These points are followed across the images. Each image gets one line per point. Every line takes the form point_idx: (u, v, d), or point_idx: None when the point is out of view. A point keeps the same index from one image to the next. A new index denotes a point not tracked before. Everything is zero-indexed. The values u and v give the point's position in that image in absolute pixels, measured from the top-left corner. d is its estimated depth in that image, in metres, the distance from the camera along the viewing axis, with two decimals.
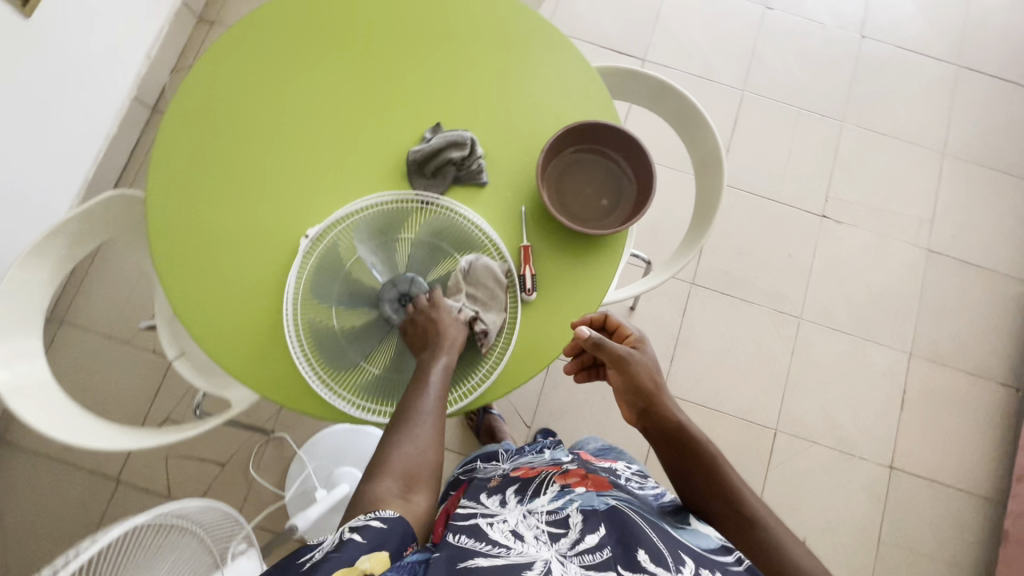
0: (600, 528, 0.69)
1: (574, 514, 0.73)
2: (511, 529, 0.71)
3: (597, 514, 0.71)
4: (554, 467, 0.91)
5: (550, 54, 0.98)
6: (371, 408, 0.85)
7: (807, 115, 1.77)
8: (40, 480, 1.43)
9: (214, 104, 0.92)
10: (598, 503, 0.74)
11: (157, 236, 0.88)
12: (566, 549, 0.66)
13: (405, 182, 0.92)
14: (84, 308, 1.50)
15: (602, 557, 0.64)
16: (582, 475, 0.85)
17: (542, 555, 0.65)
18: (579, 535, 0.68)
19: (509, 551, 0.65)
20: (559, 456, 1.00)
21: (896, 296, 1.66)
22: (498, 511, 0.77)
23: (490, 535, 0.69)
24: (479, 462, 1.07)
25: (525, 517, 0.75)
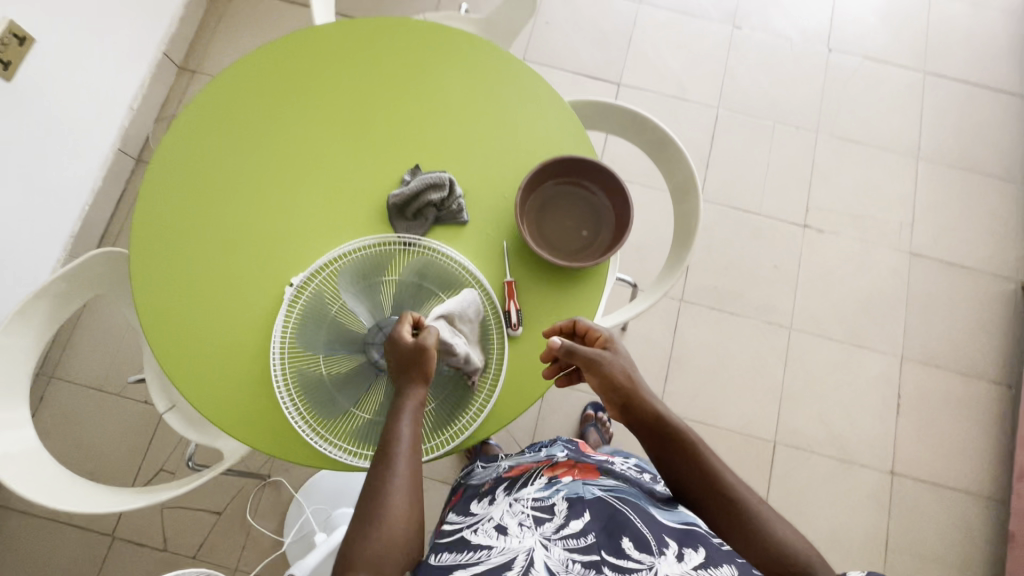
0: (585, 514, 0.70)
1: (560, 501, 0.74)
2: (495, 524, 0.71)
3: (582, 501, 0.73)
4: (544, 461, 0.90)
5: (523, 94, 1.00)
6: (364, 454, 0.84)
7: (782, 128, 1.81)
8: (33, 540, 1.41)
9: (192, 166, 0.93)
10: (584, 491, 0.76)
11: (143, 301, 0.88)
12: (550, 533, 0.67)
13: (387, 225, 0.94)
14: (73, 363, 1.49)
15: (585, 542, 0.66)
16: (570, 464, 0.85)
17: (525, 545, 0.66)
18: (563, 520, 0.70)
19: (491, 552, 0.65)
20: (555, 451, 0.97)
21: (884, 301, 1.68)
22: (484, 511, 0.77)
23: (474, 540, 0.69)
24: (479, 465, 1.02)
25: (511, 506, 0.75)
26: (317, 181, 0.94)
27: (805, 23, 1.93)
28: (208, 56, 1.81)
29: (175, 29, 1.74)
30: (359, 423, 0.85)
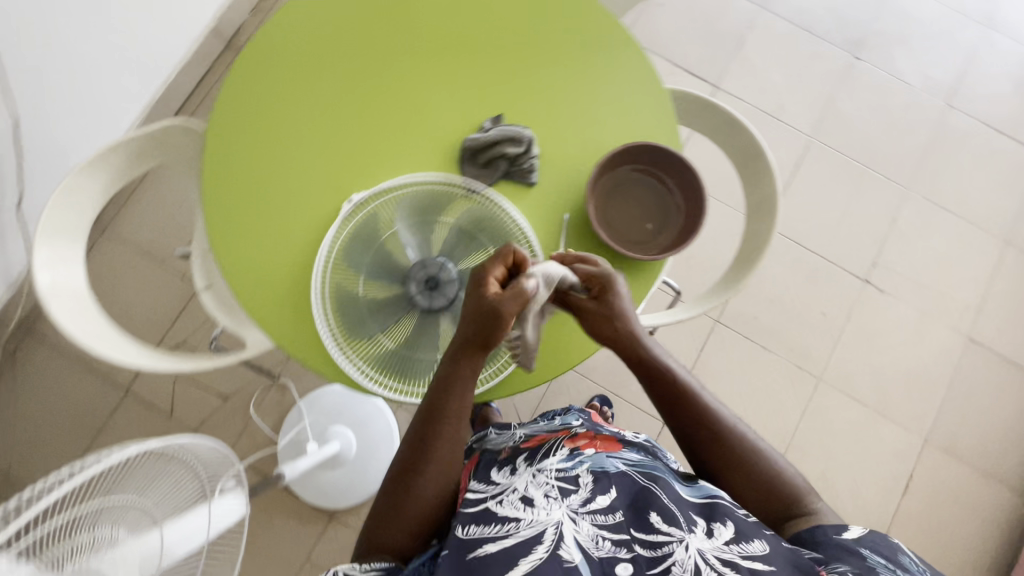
0: (611, 490, 0.71)
1: (584, 473, 0.74)
2: (520, 496, 0.70)
3: (607, 477, 0.74)
4: (563, 432, 0.87)
5: (621, 70, 0.97)
6: (382, 381, 0.85)
7: (872, 175, 1.71)
8: (56, 375, 1.50)
9: (282, 69, 0.93)
10: (608, 465, 0.76)
11: (211, 185, 0.89)
12: (577, 506, 0.68)
13: (455, 166, 0.92)
14: (126, 222, 1.55)
15: (614, 520, 0.67)
16: (592, 436, 0.84)
17: (554, 516, 0.66)
18: (590, 495, 0.70)
19: (520, 525, 0.65)
20: (569, 421, 0.95)
21: (924, 378, 1.61)
22: (506, 481, 0.76)
23: (500, 511, 0.69)
24: (492, 430, 1.04)
25: (535, 476, 0.74)
26: (400, 105, 0.93)
27: (928, 71, 1.80)
28: None
29: None
30: (382, 350, 0.86)
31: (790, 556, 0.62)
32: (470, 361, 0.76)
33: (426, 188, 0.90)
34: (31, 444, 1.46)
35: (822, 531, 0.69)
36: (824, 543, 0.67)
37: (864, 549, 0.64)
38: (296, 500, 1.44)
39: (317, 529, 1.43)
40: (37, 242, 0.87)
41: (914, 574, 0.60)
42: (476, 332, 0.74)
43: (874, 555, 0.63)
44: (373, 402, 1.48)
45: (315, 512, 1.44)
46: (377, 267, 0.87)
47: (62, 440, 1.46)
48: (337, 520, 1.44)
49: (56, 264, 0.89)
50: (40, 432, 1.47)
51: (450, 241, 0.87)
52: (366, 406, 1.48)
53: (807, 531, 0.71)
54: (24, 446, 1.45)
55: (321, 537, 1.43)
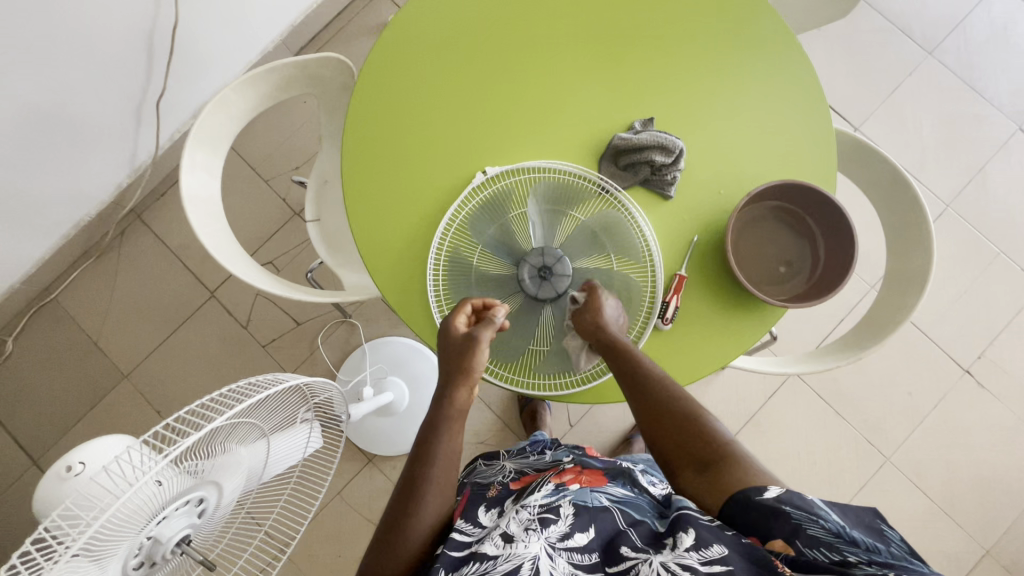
0: (591, 528, 0.66)
1: (566, 505, 0.69)
2: (500, 532, 0.65)
3: (589, 512, 0.68)
4: (551, 470, 0.83)
5: (790, 100, 0.91)
6: None
7: (1006, 260, 1.57)
8: (152, 262, 1.59)
9: (445, 28, 0.92)
10: (591, 500, 0.71)
11: (352, 130, 0.90)
12: (555, 540, 0.63)
13: (595, 163, 0.90)
14: (245, 135, 1.61)
15: (590, 560, 0.63)
16: (577, 470, 0.79)
17: (530, 551, 0.61)
18: (568, 529, 0.65)
19: (495, 562, 0.60)
20: (560, 456, 0.91)
21: (1001, 490, 1.49)
22: (492, 525, 0.70)
23: (480, 551, 0.63)
24: (480, 461, 0.97)
25: (516, 512, 0.68)
26: (551, 86, 0.90)
27: None
28: None
29: None
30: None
31: (751, 552, 0.56)
32: (458, 393, 0.74)
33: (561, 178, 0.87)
34: (121, 320, 1.57)
35: (744, 495, 0.61)
36: (748, 509, 0.60)
37: (785, 506, 0.58)
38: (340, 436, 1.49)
39: (352, 467, 1.48)
40: (187, 142, 0.90)
41: (832, 526, 0.55)
42: (459, 364, 0.74)
43: (796, 512, 0.57)
44: (432, 363, 1.51)
45: (355, 451, 1.49)
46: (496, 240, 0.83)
47: (147, 323, 1.57)
48: (373, 464, 1.49)
49: (196, 167, 0.93)
50: (130, 311, 1.57)
51: (580, 239, 0.82)
52: (424, 365, 1.50)
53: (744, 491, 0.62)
54: (115, 320, 1.56)
55: (354, 477, 1.48)
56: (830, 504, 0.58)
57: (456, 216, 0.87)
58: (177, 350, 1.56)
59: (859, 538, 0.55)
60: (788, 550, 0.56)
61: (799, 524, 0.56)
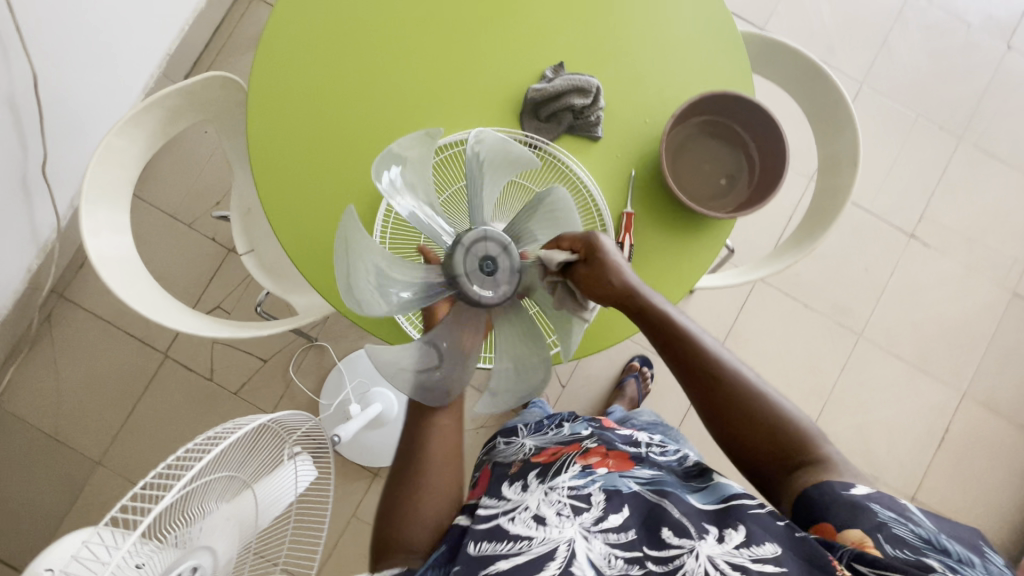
0: (624, 509, 0.68)
1: (596, 491, 0.70)
2: (532, 514, 0.67)
3: (620, 495, 0.70)
4: (573, 447, 0.85)
5: (692, 13, 0.89)
6: None
7: (924, 123, 1.63)
8: (92, 339, 1.49)
9: (325, 16, 0.86)
10: (621, 484, 0.72)
11: (258, 148, 0.84)
12: (589, 524, 0.65)
13: (516, 122, 0.87)
14: (150, 182, 1.50)
15: (626, 538, 0.64)
16: (604, 453, 0.81)
17: (565, 535, 0.63)
18: (602, 513, 0.67)
19: (531, 543, 0.63)
20: (579, 430, 0.94)
21: (965, 334, 1.59)
22: (518, 497, 0.72)
23: (512, 530, 0.66)
24: (500, 439, 1.00)
25: (546, 494, 0.71)
26: (448, 53, 0.86)
27: (992, 10, 1.69)
28: None
29: None
30: None
31: (802, 543, 0.56)
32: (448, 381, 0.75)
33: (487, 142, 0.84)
34: (76, 407, 1.47)
35: (829, 486, 0.60)
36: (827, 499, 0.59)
37: (874, 504, 0.56)
38: (339, 459, 1.46)
39: (361, 486, 1.46)
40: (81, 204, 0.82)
41: (929, 529, 0.53)
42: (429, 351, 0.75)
43: (884, 511, 0.55)
44: None
45: (359, 470, 1.47)
46: (416, 301, 0.69)
47: (105, 402, 1.48)
48: (380, 477, 1.47)
49: (100, 228, 0.86)
50: (82, 395, 1.47)
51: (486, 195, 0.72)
52: None
53: (814, 486, 0.61)
54: (70, 409, 1.47)
55: (365, 495, 1.46)
56: (928, 514, 0.55)
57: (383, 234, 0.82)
58: (146, 421, 1.48)
59: (956, 549, 0.51)
60: (864, 544, 0.54)
61: (885, 523, 0.54)
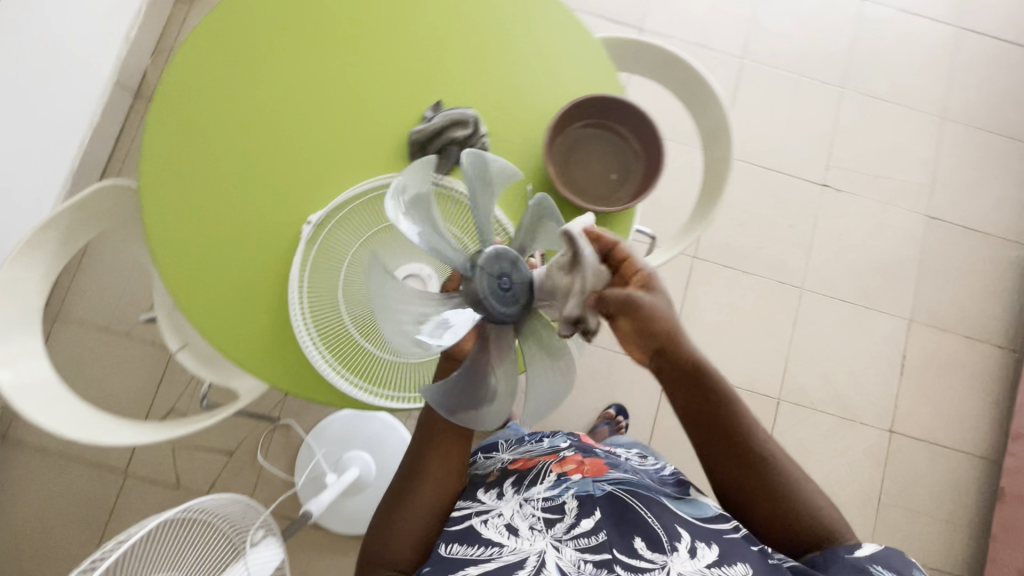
0: (595, 513, 0.77)
1: (569, 499, 0.79)
2: (505, 523, 0.75)
3: (591, 500, 0.79)
4: (550, 455, 0.93)
5: (552, 30, 0.94)
6: (398, 395, 0.84)
7: (808, 82, 1.74)
8: (45, 476, 1.42)
9: (200, 100, 0.88)
10: (595, 489, 0.82)
11: (160, 242, 0.86)
12: (560, 534, 0.73)
13: (407, 164, 0.90)
14: (78, 301, 1.47)
15: (596, 540, 0.73)
16: (579, 460, 0.90)
17: (536, 546, 0.71)
18: (574, 519, 0.75)
19: (502, 551, 0.70)
20: (557, 442, 1.00)
21: (898, 264, 1.66)
22: (492, 502, 0.80)
23: (484, 533, 0.73)
24: (479, 453, 1.03)
25: (521, 506, 0.79)
26: (327, 114, 0.89)
27: None
28: None
29: None
30: (372, 361, 0.85)
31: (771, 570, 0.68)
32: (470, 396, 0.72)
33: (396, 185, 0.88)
34: (41, 551, 1.39)
35: (835, 551, 0.70)
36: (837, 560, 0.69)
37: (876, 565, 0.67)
38: (328, 534, 1.42)
39: (355, 556, 1.42)
40: None
41: None
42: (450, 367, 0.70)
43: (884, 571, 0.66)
44: (381, 418, 1.46)
45: (350, 540, 1.43)
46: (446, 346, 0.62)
47: (71, 538, 1.41)
48: None
49: (14, 361, 0.84)
50: (45, 536, 1.40)
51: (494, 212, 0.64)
52: (375, 424, 1.46)
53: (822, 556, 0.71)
54: (35, 554, 1.39)
55: None
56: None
57: (300, 294, 0.85)
58: None
59: None
60: None
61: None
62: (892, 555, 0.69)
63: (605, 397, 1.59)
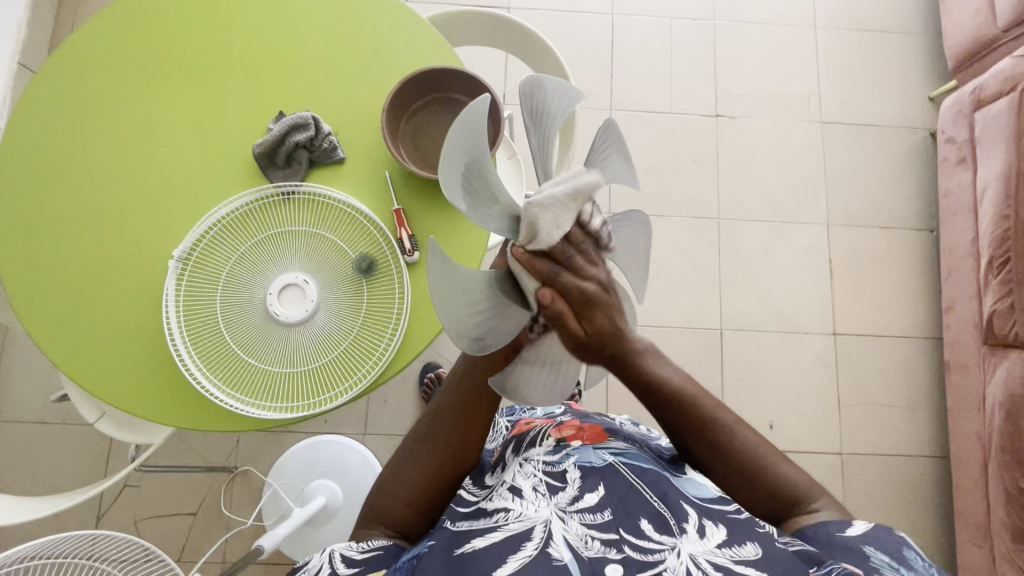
0: (599, 487, 0.69)
1: (571, 470, 0.72)
2: (509, 487, 0.71)
3: (596, 471, 0.72)
4: (549, 421, 0.89)
5: (377, 19, 0.95)
6: (296, 406, 0.84)
7: (679, 22, 1.77)
8: None
9: (43, 162, 0.89)
10: (596, 458, 0.75)
11: (27, 309, 0.85)
12: (565, 504, 0.67)
13: (263, 179, 0.91)
14: (3, 399, 1.44)
15: (603, 518, 0.65)
16: (577, 425, 0.85)
17: (542, 514, 0.65)
18: (578, 492, 0.68)
19: (508, 518, 0.65)
20: (552, 408, 0.98)
21: (805, 173, 1.70)
22: (495, 481, 0.75)
23: (490, 506, 0.69)
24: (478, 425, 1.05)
25: (521, 467, 0.75)
26: (168, 152, 0.90)
27: None
28: None
29: (31, 28, 1.59)
30: (261, 377, 0.84)
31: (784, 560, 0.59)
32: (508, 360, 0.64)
33: (261, 200, 0.88)
34: None
35: (823, 528, 0.66)
36: (824, 538, 0.64)
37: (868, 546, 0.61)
38: None
39: None
40: None
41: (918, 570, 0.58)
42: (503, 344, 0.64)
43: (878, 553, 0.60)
44: (335, 439, 1.42)
45: None
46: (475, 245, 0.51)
47: None
48: None
49: None
50: None
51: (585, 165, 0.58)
52: (331, 447, 1.42)
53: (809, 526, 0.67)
54: None
55: None
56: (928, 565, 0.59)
57: (177, 325, 0.84)
58: None
59: None
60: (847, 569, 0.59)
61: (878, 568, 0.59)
62: (883, 531, 0.63)
63: None
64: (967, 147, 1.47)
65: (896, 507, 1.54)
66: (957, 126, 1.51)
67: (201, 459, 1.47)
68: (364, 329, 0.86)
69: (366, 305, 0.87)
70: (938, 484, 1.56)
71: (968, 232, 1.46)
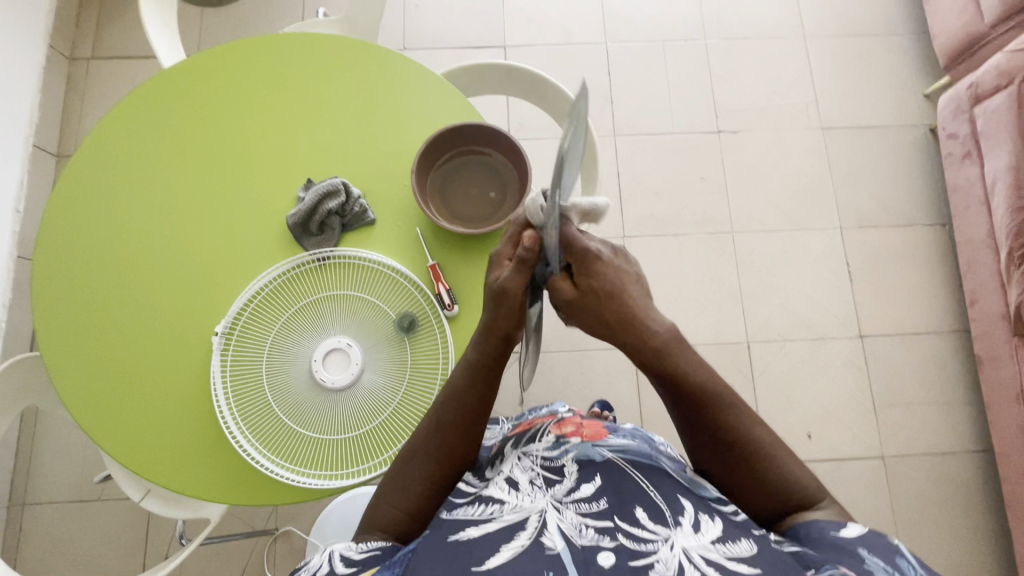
0: (596, 478, 0.70)
1: (570, 462, 0.73)
2: (506, 478, 0.71)
3: (592, 464, 0.72)
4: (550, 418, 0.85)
5: (392, 81, 0.97)
6: (352, 473, 0.84)
7: (672, 44, 1.81)
8: None
9: (80, 252, 0.90)
10: (595, 453, 0.74)
11: (76, 400, 0.86)
12: (561, 495, 0.68)
13: (297, 248, 0.92)
14: (42, 481, 1.43)
15: (597, 508, 0.67)
16: (578, 421, 0.80)
17: (537, 505, 0.66)
18: (574, 483, 0.70)
19: (503, 509, 0.66)
20: (556, 408, 0.94)
21: (812, 180, 1.72)
22: (494, 473, 0.75)
23: (486, 493, 0.69)
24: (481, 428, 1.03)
25: (520, 460, 0.75)
26: (206, 228, 0.91)
27: None
28: (82, 130, 1.69)
29: (41, 112, 1.62)
30: (316, 448, 0.84)
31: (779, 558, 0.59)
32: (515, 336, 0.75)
33: (298, 269, 0.89)
34: None
35: (818, 527, 0.64)
36: (818, 539, 0.63)
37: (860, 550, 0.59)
38: None
39: None
40: None
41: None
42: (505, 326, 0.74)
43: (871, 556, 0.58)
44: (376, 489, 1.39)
45: None
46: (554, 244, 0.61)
47: None
48: None
49: None
50: None
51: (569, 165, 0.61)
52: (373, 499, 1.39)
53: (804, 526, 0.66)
54: None
55: None
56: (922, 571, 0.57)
57: (228, 403, 0.85)
58: None
59: None
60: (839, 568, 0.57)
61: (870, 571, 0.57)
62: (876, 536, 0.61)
63: (588, 397, 1.58)
64: (970, 142, 1.49)
65: (945, 507, 1.52)
66: (957, 121, 1.53)
67: (241, 523, 1.45)
68: (412, 389, 0.87)
69: (412, 366, 0.87)
70: (984, 479, 1.54)
71: (982, 224, 1.47)
